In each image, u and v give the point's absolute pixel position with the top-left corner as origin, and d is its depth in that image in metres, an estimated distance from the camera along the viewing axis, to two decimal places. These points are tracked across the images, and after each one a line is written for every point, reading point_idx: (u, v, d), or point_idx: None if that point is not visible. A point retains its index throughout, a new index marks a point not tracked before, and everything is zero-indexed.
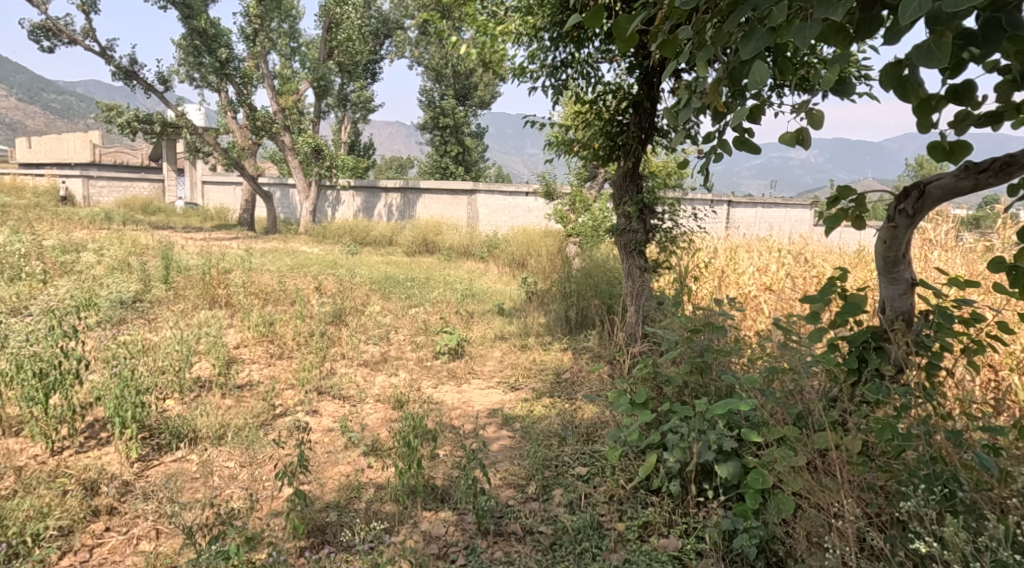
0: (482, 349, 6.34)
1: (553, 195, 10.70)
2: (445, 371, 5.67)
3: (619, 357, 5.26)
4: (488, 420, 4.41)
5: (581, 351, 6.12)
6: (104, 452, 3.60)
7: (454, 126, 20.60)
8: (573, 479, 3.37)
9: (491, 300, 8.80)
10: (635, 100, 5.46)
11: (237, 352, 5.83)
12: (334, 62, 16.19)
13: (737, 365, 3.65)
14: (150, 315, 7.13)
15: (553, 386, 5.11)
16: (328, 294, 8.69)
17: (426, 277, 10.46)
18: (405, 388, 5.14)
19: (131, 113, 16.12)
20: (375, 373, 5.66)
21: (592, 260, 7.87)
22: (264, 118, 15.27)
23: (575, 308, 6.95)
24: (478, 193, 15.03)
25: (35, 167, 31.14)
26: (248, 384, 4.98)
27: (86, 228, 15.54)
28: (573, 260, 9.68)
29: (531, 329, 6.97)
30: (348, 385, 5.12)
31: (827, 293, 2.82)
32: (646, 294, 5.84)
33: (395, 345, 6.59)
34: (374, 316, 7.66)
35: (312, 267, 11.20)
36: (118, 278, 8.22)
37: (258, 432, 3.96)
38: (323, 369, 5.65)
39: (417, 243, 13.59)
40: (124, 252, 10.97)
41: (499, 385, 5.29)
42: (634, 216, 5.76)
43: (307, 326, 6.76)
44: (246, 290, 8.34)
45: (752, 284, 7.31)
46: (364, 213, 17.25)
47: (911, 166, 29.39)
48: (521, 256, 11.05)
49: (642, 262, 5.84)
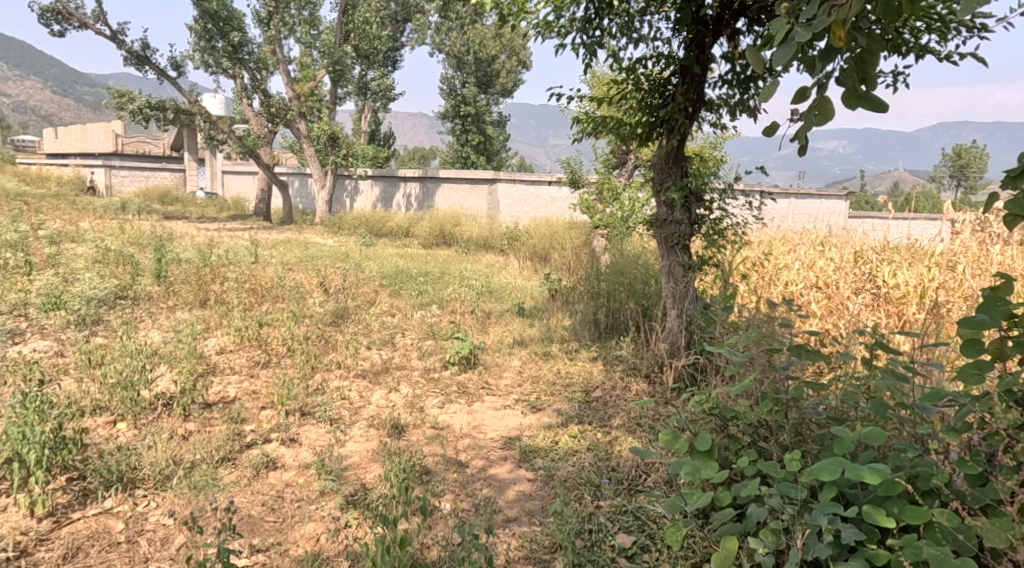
0: (499, 357, 5.52)
1: (579, 183, 9.81)
2: (455, 387, 4.84)
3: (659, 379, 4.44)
4: (502, 454, 3.61)
5: (613, 362, 5.30)
6: (7, 504, 2.87)
7: (476, 114, 19.74)
8: (612, 556, 2.63)
9: (511, 298, 7.97)
10: (683, 65, 4.59)
11: (217, 360, 5.06)
12: (351, 46, 15.37)
13: (825, 399, 2.83)
14: (132, 315, 6.39)
15: (582, 406, 4.29)
16: (332, 291, 7.90)
17: (442, 271, 9.67)
18: (407, 408, 4.34)
19: (143, 99, 15.19)
20: (372, 387, 4.84)
21: (622, 255, 7.03)
22: (278, 105, 14.51)
23: (605, 309, 6.08)
24: (499, 182, 14.13)
25: (59, 158, 30.66)
26: (220, 402, 4.22)
27: (95, 217, 14.94)
28: (600, 255, 8.83)
29: (555, 333, 6.13)
30: (341, 406, 4.34)
31: (996, 316, 2.21)
32: (691, 296, 5.02)
33: (400, 351, 5.78)
34: (379, 316, 6.86)
35: (322, 260, 10.41)
36: (105, 273, 7.47)
37: (216, 474, 3.21)
38: (313, 381, 4.87)
39: (434, 234, 12.78)
40: (122, 244, 10.24)
41: (518, 404, 4.47)
42: (677, 205, 4.90)
43: (302, 332, 5.97)
44: (243, 287, 7.57)
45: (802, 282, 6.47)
46: (383, 203, 16.44)
47: (949, 158, 28.01)
48: (544, 250, 10.21)
49: (686, 258, 5.01)
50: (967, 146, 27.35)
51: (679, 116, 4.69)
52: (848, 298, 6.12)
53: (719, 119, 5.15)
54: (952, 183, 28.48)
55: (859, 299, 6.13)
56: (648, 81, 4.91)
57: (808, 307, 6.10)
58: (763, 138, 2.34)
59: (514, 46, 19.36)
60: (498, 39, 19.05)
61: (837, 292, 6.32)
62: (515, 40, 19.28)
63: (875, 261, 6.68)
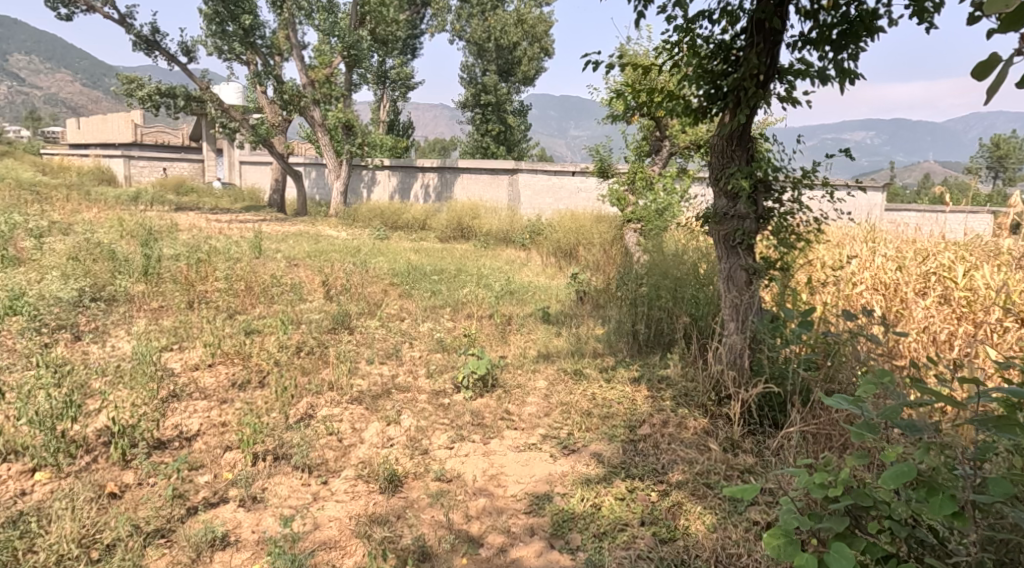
0: (522, 376, 4.66)
1: (608, 173, 8.60)
2: (469, 417, 3.99)
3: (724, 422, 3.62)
4: (527, 525, 2.81)
5: (658, 384, 4.44)
6: None
7: (496, 103, 18.82)
8: None
9: (534, 301, 7.08)
10: (756, 18, 3.72)
11: (184, 382, 4.24)
12: (366, 30, 14.44)
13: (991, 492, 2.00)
14: (108, 323, 5.59)
15: (626, 449, 3.47)
16: (337, 292, 7.06)
17: (458, 267, 8.81)
18: (407, 449, 3.49)
19: (153, 85, 14.20)
20: (368, 417, 3.98)
21: (661, 250, 6.13)
22: (291, 92, 13.61)
23: (646, 318, 5.17)
24: (521, 172, 13.23)
25: (82, 148, 30.11)
26: (175, 441, 3.41)
27: (101, 207, 14.25)
28: (633, 252, 7.96)
29: (586, 346, 5.26)
30: (328, 447, 3.51)
31: None
32: (756, 309, 4.16)
33: (406, 367, 4.94)
34: (387, 323, 6.00)
35: (334, 255, 9.60)
36: (86, 271, 6.66)
37: (140, 560, 2.50)
38: (298, 408, 4.04)
39: (452, 227, 11.91)
40: (118, 237, 9.44)
41: (548, 446, 3.61)
42: (742, 196, 4.02)
43: (292, 343, 5.11)
44: (239, 288, 6.75)
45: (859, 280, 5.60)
46: (401, 194, 15.54)
47: (987, 147, 26.47)
48: (570, 245, 9.30)
49: (750, 260, 4.15)
50: (1007, 136, 25.87)
51: (749, 85, 3.80)
52: (914, 303, 5.25)
53: (793, 89, 4.20)
54: (989, 175, 27.00)
55: (926, 305, 5.25)
56: (708, 45, 4.01)
57: (869, 311, 5.24)
58: (986, 97, 1.87)
59: (536, 32, 18.22)
60: (521, 25, 18.09)
61: (899, 294, 5.46)
62: (537, 25, 18.18)
63: (945, 257, 5.79)
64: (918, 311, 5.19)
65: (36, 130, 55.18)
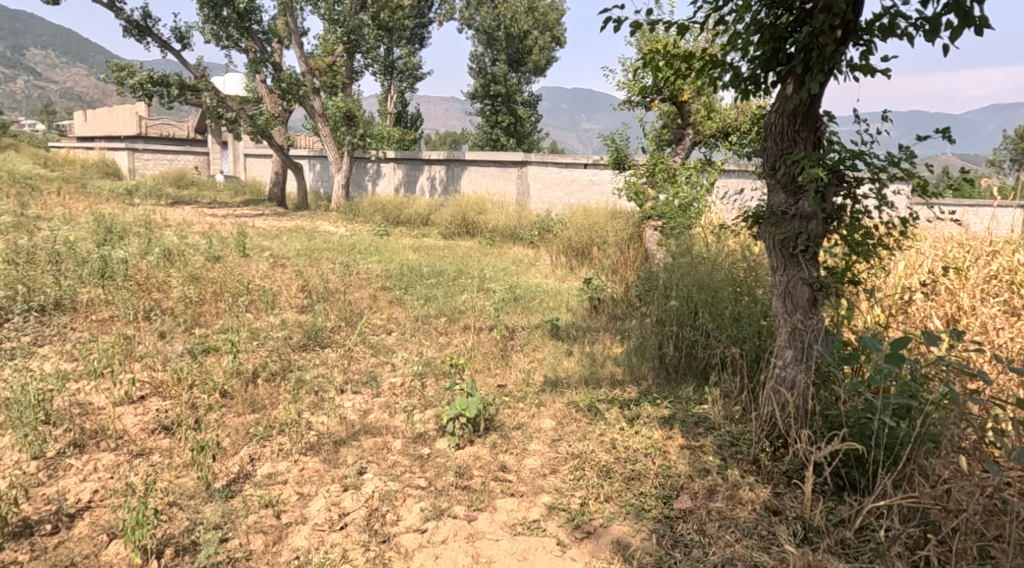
0: (525, 414, 3.74)
1: (624, 164, 7.48)
2: (449, 473, 3.10)
3: (798, 507, 2.85)
4: None
5: (694, 427, 3.52)
6: None
7: (506, 94, 17.82)
8: None
9: (541, 309, 6.14)
10: None
11: (96, 422, 3.36)
12: (369, 15, 13.07)
13: None
14: (46, 343, 4.69)
15: (632, 539, 2.75)
16: (321, 299, 6.16)
17: (460, 268, 7.88)
18: (360, 534, 2.73)
19: (145, 73, 13.07)
20: (321, 474, 3.09)
21: (692, 250, 5.17)
22: (290, 80, 12.65)
23: (676, 338, 4.23)
24: (530, 164, 12.28)
25: (87, 140, 29.11)
26: (48, 523, 2.71)
27: (88, 200, 13.38)
28: (654, 254, 7.03)
29: (603, 370, 4.34)
30: (259, 528, 2.74)
31: None
32: (823, 336, 3.25)
33: (385, 398, 4.02)
34: (371, 338, 5.08)
35: (326, 254, 8.70)
36: (35, 279, 5.73)
37: None
38: (233, 460, 3.16)
39: (456, 223, 10.95)
40: (92, 233, 8.52)
41: (553, 526, 2.82)
42: (810, 191, 3.10)
43: (247, 367, 4.16)
44: (209, 296, 5.83)
45: (915, 283, 4.68)
46: (405, 188, 14.58)
47: (1010, 139, 25.05)
48: (583, 243, 8.34)
49: (816, 272, 3.22)
50: None
51: (826, 43, 2.90)
52: (985, 316, 4.32)
53: (872, 52, 3.24)
54: (1011, 168, 25.61)
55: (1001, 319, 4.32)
56: None
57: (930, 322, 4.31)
58: None
59: (548, 20, 17.29)
60: (532, 14, 17.08)
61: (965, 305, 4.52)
62: (549, 13, 17.30)
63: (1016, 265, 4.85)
64: (989, 322, 4.29)
65: (49, 123, 54.85)
